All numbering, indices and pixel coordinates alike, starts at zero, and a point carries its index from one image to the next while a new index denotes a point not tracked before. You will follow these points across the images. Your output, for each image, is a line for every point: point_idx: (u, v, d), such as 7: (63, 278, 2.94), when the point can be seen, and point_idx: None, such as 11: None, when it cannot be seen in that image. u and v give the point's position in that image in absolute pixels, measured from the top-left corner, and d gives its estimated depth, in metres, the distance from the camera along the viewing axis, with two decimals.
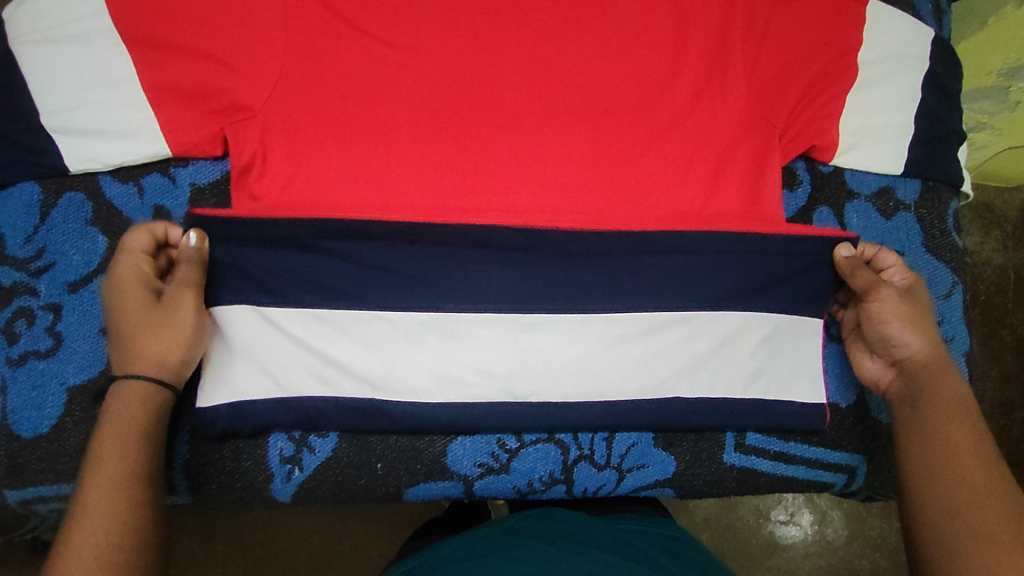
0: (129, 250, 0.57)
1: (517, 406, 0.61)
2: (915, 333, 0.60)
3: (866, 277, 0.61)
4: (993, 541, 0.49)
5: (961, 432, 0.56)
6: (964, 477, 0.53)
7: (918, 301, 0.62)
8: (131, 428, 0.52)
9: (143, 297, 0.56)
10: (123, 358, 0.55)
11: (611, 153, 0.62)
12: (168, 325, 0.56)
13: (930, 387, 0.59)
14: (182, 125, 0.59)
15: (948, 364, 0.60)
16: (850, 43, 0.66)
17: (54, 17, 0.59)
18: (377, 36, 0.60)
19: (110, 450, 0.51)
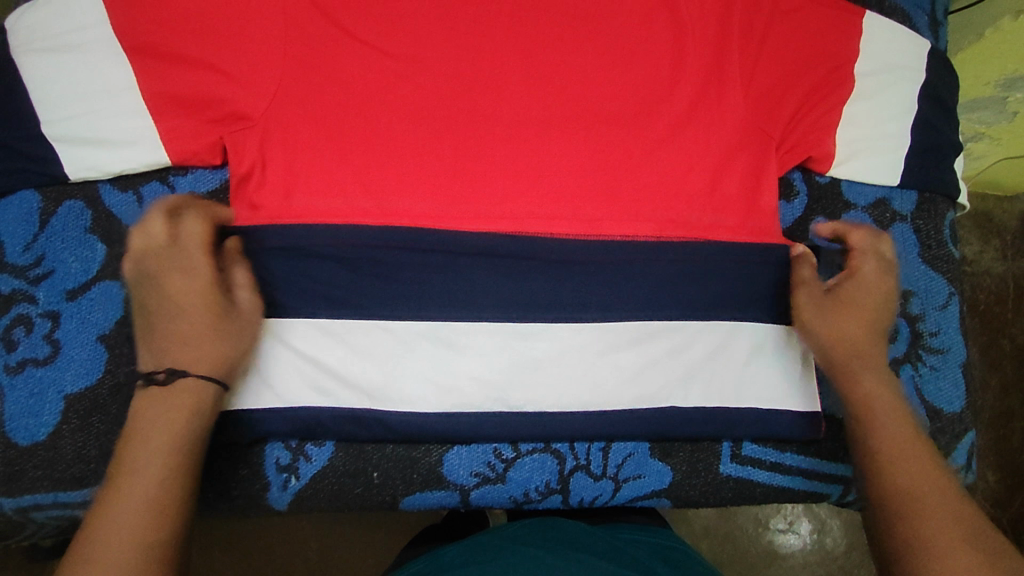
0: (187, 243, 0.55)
1: (513, 415, 0.61)
2: (853, 330, 0.61)
3: (803, 278, 0.62)
4: (944, 552, 0.49)
5: (902, 437, 0.56)
6: (909, 484, 0.54)
7: (865, 292, 0.62)
8: (160, 452, 0.51)
9: (212, 294, 0.55)
10: (180, 354, 0.54)
11: (608, 163, 0.62)
12: (235, 329, 0.56)
13: (869, 390, 0.59)
14: (181, 134, 0.59)
15: (877, 361, 0.61)
16: (846, 55, 0.66)
17: (55, 26, 0.59)
18: (375, 46, 0.61)
19: (134, 476, 0.50)
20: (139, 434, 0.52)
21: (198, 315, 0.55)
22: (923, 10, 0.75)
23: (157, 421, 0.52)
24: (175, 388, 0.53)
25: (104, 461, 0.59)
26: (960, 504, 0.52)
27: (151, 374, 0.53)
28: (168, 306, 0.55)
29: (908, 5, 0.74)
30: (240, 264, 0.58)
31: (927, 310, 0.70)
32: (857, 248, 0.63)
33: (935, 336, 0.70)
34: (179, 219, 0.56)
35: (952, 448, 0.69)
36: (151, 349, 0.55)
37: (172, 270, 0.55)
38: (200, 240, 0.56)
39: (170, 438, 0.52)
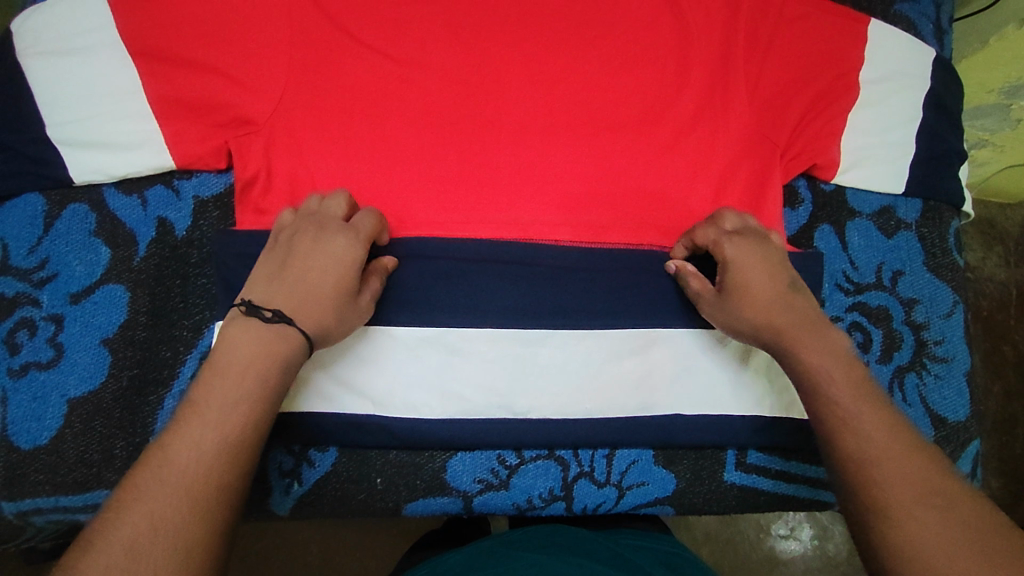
0: (359, 230, 0.54)
1: (517, 421, 0.61)
2: (757, 315, 0.55)
3: (698, 291, 0.58)
4: (913, 516, 0.43)
5: (850, 399, 0.50)
6: (865, 456, 0.47)
7: (747, 271, 0.56)
8: (245, 401, 0.47)
9: (349, 274, 0.53)
10: (292, 305, 0.51)
11: (613, 170, 0.62)
12: (346, 310, 0.53)
13: (810, 361, 0.53)
14: (187, 138, 0.59)
15: (789, 335, 0.54)
16: (851, 63, 0.66)
17: (61, 29, 0.59)
18: (381, 52, 0.61)
19: (212, 419, 0.45)
20: (224, 373, 0.47)
21: (329, 281, 0.52)
22: (927, 18, 0.75)
23: (246, 365, 0.48)
24: (279, 332, 0.49)
25: (106, 465, 0.59)
26: (923, 457, 0.46)
27: (258, 307, 0.49)
28: (305, 262, 0.52)
29: (913, 13, 0.74)
30: (376, 272, 0.56)
31: (932, 318, 0.70)
32: (708, 243, 0.57)
33: (939, 345, 0.70)
34: (364, 210, 0.55)
35: (957, 457, 0.68)
36: (266, 289, 0.51)
37: (330, 235, 0.53)
38: (370, 231, 0.54)
39: (259, 388, 0.48)
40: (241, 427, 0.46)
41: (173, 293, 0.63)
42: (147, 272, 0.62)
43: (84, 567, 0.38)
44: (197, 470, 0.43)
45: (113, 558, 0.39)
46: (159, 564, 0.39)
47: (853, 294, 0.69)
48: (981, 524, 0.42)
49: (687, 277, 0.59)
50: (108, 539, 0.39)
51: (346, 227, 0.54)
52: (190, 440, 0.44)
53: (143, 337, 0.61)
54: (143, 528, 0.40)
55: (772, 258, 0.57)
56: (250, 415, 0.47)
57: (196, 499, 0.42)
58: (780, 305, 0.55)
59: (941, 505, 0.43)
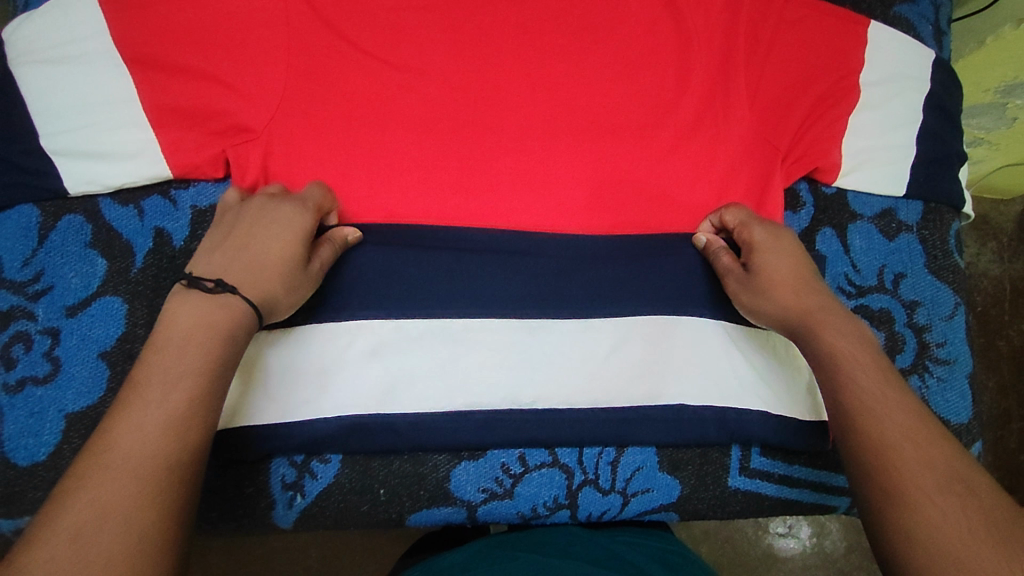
0: (305, 199, 0.54)
1: (521, 413, 0.60)
2: (783, 295, 0.56)
3: (727, 266, 0.59)
4: (929, 503, 0.43)
5: (871, 384, 0.50)
6: (887, 441, 0.46)
7: (779, 254, 0.58)
8: (187, 376, 0.45)
9: (291, 243, 0.52)
10: (237, 274, 0.50)
11: (613, 174, 0.62)
12: (293, 280, 0.52)
13: (832, 343, 0.53)
14: (183, 147, 0.58)
15: (817, 315, 0.55)
16: (851, 66, 0.66)
17: (53, 37, 0.58)
18: (379, 58, 0.60)
19: (153, 399, 0.43)
20: (163, 351, 0.46)
21: (273, 250, 0.51)
22: (927, 19, 0.74)
23: (185, 340, 0.46)
24: (220, 301, 0.48)
25: None
26: (943, 447, 0.46)
27: (199, 278, 0.48)
28: (250, 232, 0.52)
29: (912, 15, 0.74)
30: (329, 240, 0.56)
31: (934, 320, 0.70)
32: (736, 225, 0.59)
33: (942, 347, 0.70)
34: (310, 185, 0.56)
35: None
36: (207, 260, 0.51)
37: (278, 208, 0.53)
38: (316, 201, 0.55)
39: (200, 361, 0.46)
40: (186, 403, 0.44)
41: None
42: (144, 283, 0.61)
43: (30, 560, 0.37)
44: (141, 452, 0.41)
45: (58, 549, 0.37)
46: (108, 550, 0.38)
47: (854, 296, 0.69)
48: (1001, 511, 0.42)
49: (716, 253, 0.60)
50: (54, 528, 0.38)
51: (293, 197, 0.54)
52: (134, 423, 0.42)
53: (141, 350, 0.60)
54: (92, 516, 0.39)
55: (800, 250, 0.58)
56: (195, 390, 0.45)
57: (143, 480, 0.41)
58: (806, 289, 0.56)
59: (960, 491, 0.43)
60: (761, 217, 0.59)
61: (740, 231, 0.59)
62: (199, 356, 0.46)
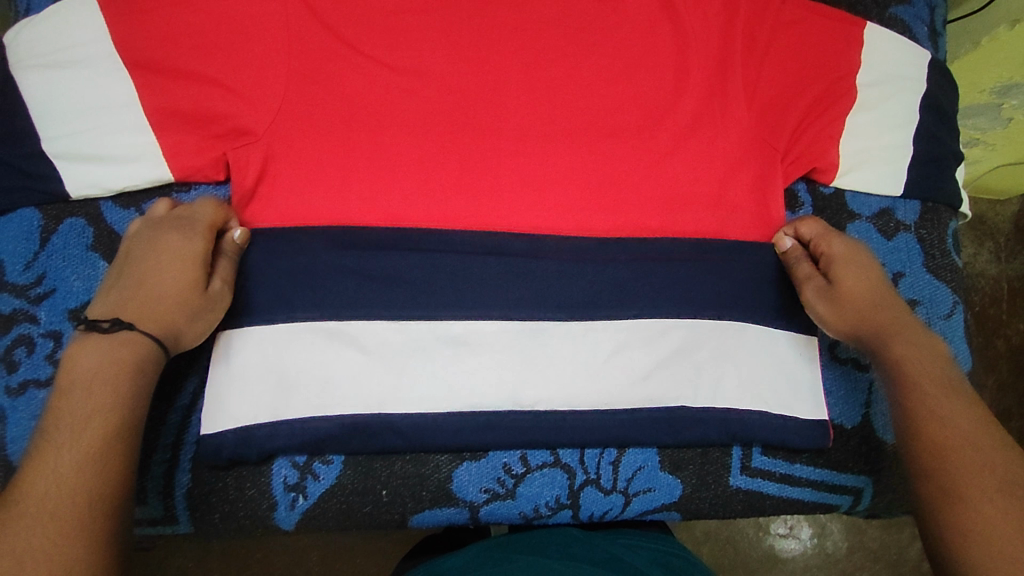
0: (194, 219, 0.57)
1: (521, 414, 0.60)
2: (863, 306, 0.61)
3: (805, 273, 0.62)
4: (981, 502, 0.48)
5: (940, 392, 0.55)
6: (950, 445, 0.52)
7: (857, 268, 0.62)
8: (98, 413, 0.48)
9: (180, 266, 0.55)
10: (137, 312, 0.53)
11: (613, 176, 0.62)
12: (194, 306, 0.55)
13: (905, 353, 0.58)
14: (185, 151, 0.59)
15: (897, 326, 0.59)
16: (848, 67, 0.66)
17: (55, 42, 0.58)
18: (380, 61, 0.60)
19: (65, 440, 0.46)
20: (71, 393, 0.48)
21: (167, 277, 0.55)
22: (922, 20, 0.75)
23: (93, 380, 0.49)
24: (120, 338, 0.51)
25: None
26: (1000, 452, 0.51)
27: (96, 320, 0.52)
28: (144, 262, 0.55)
29: (907, 16, 0.75)
30: (224, 255, 0.58)
31: (933, 319, 0.70)
32: (813, 238, 0.64)
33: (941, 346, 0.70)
34: (198, 201, 0.59)
35: None
36: (104, 303, 0.54)
37: (165, 235, 0.56)
38: (209, 219, 0.57)
39: (111, 396, 0.49)
40: (100, 439, 0.47)
41: None
42: None
43: None
44: (64, 486, 0.45)
45: None
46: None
47: None
48: None
49: (793, 261, 0.63)
50: None
51: (180, 218, 0.57)
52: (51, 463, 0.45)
53: None
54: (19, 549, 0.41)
55: (876, 264, 0.63)
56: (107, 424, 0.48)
57: (67, 511, 0.44)
58: (887, 301, 0.61)
59: (1019, 495, 0.48)
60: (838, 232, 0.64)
61: (818, 243, 0.63)
62: (109, 392, 0.49)
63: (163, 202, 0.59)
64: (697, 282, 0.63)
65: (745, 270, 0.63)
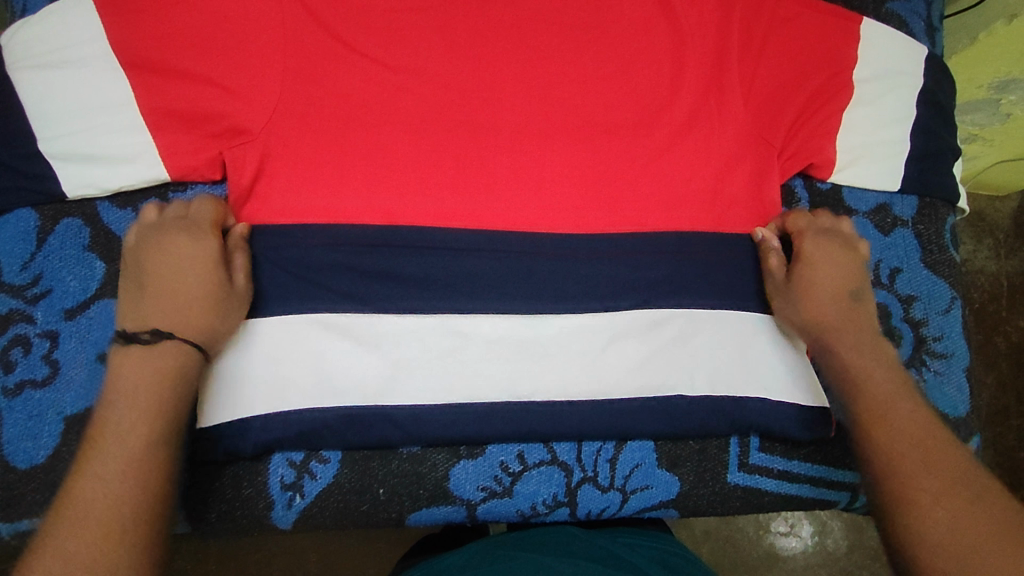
0: (196, 219, 0.58)
1: (520, 405, 0.60)
2: (823, 311, 0.61)
3: (774, 269, 0.62)
4: (933, 508, 0.48)
5: (892, 401, 0.56)
6: (901, 450, 0.52)
7: (825, 269, 0.62)
8: (140, 422, 0.51)
9: (194, 270, 0.57)
10: (171, 320, 0.55)
11: (609, 173, 0.62)
12: (222, 306, 0.56)
13: (856, 362, 0.59)
14: (181, 150, 0.59)
15: (854, 333, 0.60)
16: (845, 62, 0.66)
17: (51, 42, 0.58)
18: (375, 59, 0.60)
19: (110, 447, 0.49)
20: (115, 403, 0.52)
21: (186, 282, 0.56)
22: (919, 15, 0.75)
23: (136, 390, 0.52)
24: (157, 349, 0.54)
25: None
26: (953, 457, 0.51)
27: (134, 333, 0.54)
28: (157, 270, 0.57)
29: (904, 11, 0.75)
30: (237, 248, 0.58)
31: (931, 314, 0.70)
32: (796, 230, 0.64)
33: (938, 341, 0.70)
34: (197, 199, 0.60)
35: None
36: (138, 313, 0.56)
37: (171, 239, 0.57)
38: (210, 218, 0.58)
39: (153, 404, 0.52)
40: (142, 446, 0.50)
41: None
42: None
43: None
44: (109, 490, 0.48)
45: None
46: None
47: None
48: (1009, 516, 0.47)
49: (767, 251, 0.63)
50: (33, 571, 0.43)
51: (184, 219, 0.58)
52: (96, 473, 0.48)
53: None
54: (68, 553, 0.44)
55: (847, 265, 0.63)
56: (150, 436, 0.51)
57: (114, 515, 0.47)
58: (848, 306, 0.61)
59: (972, 499, 0.48)
60: (818, 228, 0.64)
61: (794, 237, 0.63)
62: (151, 401, 0.52)
63: (163, 200, 0.60)
64: (693, 278, 0.63)
65: (741, 265, 0.64)
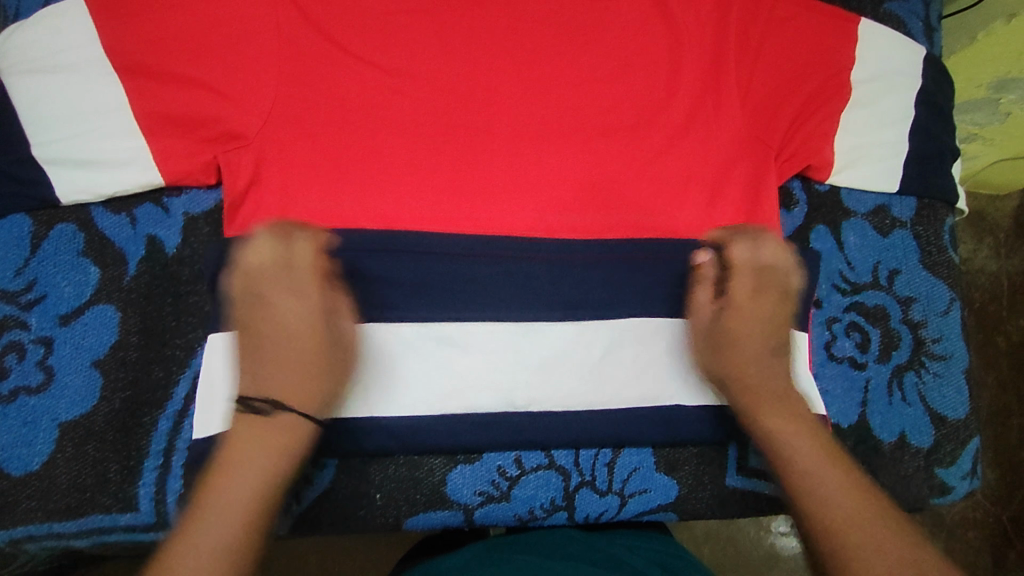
0: (307, 261, 0.55)
1: (517, 414, 0.60)
2: (742, 364, 0.58)
3: (700, 304, 0.61)
4: None
5: (818, 467, 0.52)
6: (829, 524, 0.49)
7: (753, 315, 0.59)
8: (248, 496, 0.49)
9: (313, 327, 0.55)
10: (280, 387, 0.54)
11: (606, 175, 0.62)
12: (331, 371, 0.55)
13: (774, 423, 0.56)
14: (176, 154, 0.58)
15: (771, 392, 0.58)
16: (842, 63, 0.66)
17: (44, 47, 0.58)
18: (370, 62, 0.60)
19: (215, 518, 0.47)
20: (246, 471, 0.50)
21: (304, 341, 0.54)
22: (916, 15, 0.75)
23: (256, 461, 0.50)
24: (275, 421, 0.52)
25: (99, 490, 0.58)
26: (875, 530, 0.47)
27: (250, 400, 0.52)
28: (272, 325, 0.55)
29: (902, 12, 0.74)
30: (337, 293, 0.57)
31: (929, 316, 0.70)
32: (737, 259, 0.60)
33: (937, 343, 0.70)
34: (297, 225, 0.55)
35: (957, 455, 0.68)
36: (252, 376, 0.54)
37: (308, 288, 0.55)
38: (308, 258, 0.55)
39: (264, 478, 0.51)
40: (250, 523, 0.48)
41: (165, 312, 0.62)
42: (137, 291, 0.62)
43: None
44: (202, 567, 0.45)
45: None
46: None
47: (850, 293, 0.69)
48: None
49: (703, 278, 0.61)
50: None
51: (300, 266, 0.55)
52: (193, 543, 0.46)
53: (136, 358, 0.61)
54: None
55: (776, 312, 0.60)
56: (255, 511, 0.49)
57: None
58: (768, 362, 0.59)
59: None
60: (762, 265, 0.60)
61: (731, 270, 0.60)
62: (259, 472, 0.50)
63: (258, 235, 0.55)
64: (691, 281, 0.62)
65: None
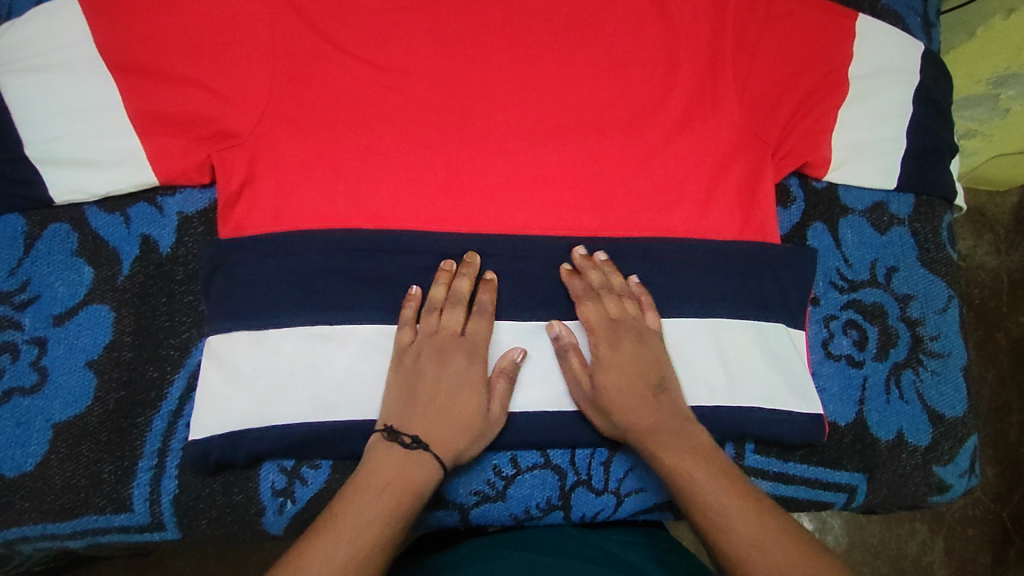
0: (478, 317, 0.59)
1: (514, 413, 0.60)
2: (628, 415, 0.57)
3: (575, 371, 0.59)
4: None
5: (716, 502, 0.51)
6: (740, 557, 0.48)
7: (621, 365, 0.58)
8: (375, 521, 0.50)
9: (477, 380, 0.58)
10: (425, 427, 0.55)
11: (602, 173, 0.62)
12: (476, 427, 0.57)
13: (672, 464, 0.54)
14: (169, 153, 0.58)
15: (664, 431, 0.56)
16: (839, 60, 0.66)
17: (37, 46, 0.58)
18: (364, 59, 0.60)
19: (344, 534, 0.48)
20: (374, 492, 0.51)
21: (466, 390, 0.57)
22: (914, 11, 0.74)
23: (385, 488, 0.51)
24: (416, 458, 0.54)
25: (94, 490, 0.58)
26: (782, 549, 0.48)
27: (399, 433, 0.54)
28: (441, 372, 0.57)
29: (899, 7, 0.74)
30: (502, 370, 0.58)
31: (927, 313, 0.70)
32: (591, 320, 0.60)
33: (936, 340, 0.69)
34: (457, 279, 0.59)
35: (955, 453, 0.68)
36: (401, 411, 0.56)
37: (475, 343, 0.59)
38: (478, 320, 0.59)
39: (392, 506, 0.51)
40: (375, 548, 0.49)
41: (159, 312, 0.62)
42: (131, 290, 0.62)
43: None
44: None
45: None
46: None
47: (848, 291, 0.69)
48: None
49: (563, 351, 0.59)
50: None
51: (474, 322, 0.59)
52: (324, 554, 0.47)
53: (130, 358, 0.61)
54: None
55: (645, 351, 0.59)
56: (383, 531, 0.50)
57: None
58: (655, 400, 0.57)
59: None
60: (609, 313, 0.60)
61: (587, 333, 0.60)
62: (387, 498, 0.51)
63: (450, 277, 0.59)
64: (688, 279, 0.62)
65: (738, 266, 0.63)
